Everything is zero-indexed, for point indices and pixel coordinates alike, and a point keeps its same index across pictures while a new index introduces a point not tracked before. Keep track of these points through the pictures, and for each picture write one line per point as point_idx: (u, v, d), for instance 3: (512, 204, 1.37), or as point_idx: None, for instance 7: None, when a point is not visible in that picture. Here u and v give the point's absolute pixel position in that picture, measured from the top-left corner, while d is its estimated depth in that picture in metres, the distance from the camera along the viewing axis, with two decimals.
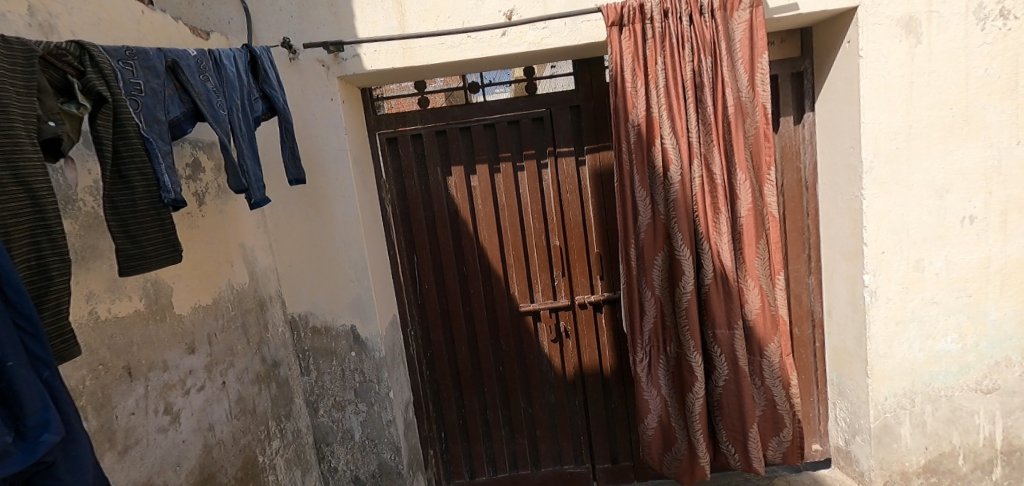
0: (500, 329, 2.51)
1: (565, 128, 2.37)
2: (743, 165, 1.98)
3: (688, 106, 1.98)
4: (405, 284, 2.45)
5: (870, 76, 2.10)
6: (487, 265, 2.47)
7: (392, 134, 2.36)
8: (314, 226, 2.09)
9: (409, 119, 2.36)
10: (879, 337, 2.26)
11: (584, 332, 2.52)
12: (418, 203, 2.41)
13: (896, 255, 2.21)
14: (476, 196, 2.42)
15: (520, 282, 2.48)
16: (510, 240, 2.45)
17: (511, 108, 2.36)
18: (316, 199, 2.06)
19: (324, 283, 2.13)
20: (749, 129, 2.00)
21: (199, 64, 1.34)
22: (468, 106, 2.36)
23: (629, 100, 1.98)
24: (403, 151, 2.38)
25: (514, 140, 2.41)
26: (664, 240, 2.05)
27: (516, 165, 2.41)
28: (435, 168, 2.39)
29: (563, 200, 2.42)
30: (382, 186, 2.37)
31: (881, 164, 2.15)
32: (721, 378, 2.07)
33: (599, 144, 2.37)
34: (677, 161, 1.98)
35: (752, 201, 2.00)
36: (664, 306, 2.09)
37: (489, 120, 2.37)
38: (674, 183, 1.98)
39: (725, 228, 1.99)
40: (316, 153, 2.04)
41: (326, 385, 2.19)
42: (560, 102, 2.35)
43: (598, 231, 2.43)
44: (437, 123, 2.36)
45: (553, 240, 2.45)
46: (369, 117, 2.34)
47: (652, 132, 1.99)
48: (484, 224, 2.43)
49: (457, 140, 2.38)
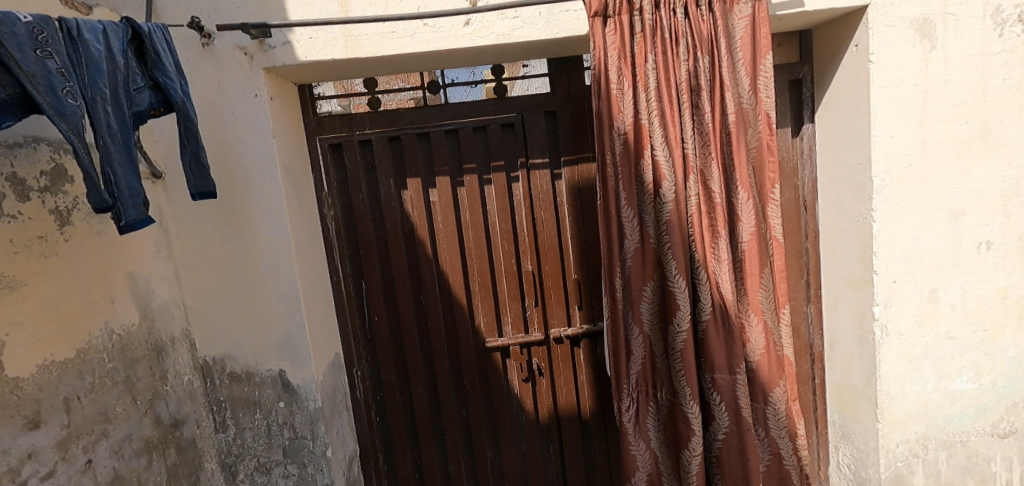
0: (464, 367, 2.16)
1: (539, 136, 2.06)
2: (745, 182, 1.70)
3: (683, 112, 1.68)
4: (351, 316, 2.07)
5: (881, 83, 1.85)
6: (448, 294, 2.12)
7: (336, 140, 2.01)
8: (233, 249, 1.71)
9: (356, 123, 2.01)
10: (890, 377, 2.00)
11: (560, 370, 2.20)
12: (367, 220, 2.05)
13: (909, 285, 1.96)
14: (436, 214, 2.08)
15: (488, 313, 2.14)
16: (475, 264, 2.11)
17: (477, 112, 2.04)
18: (237, 216, 1.69)
19: (247, 319, 1.74)
20: (751, 141, 1.72)
21: (35, 34, 1.04)
22: (426, 109, 2.02)
23: (614, 104, 1.69)
24: (349, 160, 2.02)
25: (481, 148, 2.08)
26: (653, 268, 1.76)
27: (482, 178, 2.09)
28: (388, 180, 2.04)
29: (537, 219, 2.10)
30: (324, 200, 2.01)
31: (893, 183, 1.90)
32: (720, 430, 1.78)
33: (577, 155, 2.08)
34: (670, 176, 1.68)
35: (755, 223, 1.72)
36: (654, 345, 1.79)
37: (451, 125, 2.04)
38: (667, 202, 1.68)
39: (725, 255, 1.70)
40: (236, 160, 1.68)
41: (247, 443, 1.79)
42: (533, 106, 2.05)
43: (576, 255, 2.13)
44: (390, 128, 2.02)
45: (526, 264, 2.13)
46: (307, 119, 1.97)
47: (642, 142, 1.69)
48: (445, 245, 2.09)
49: (413, 148, 2.04)
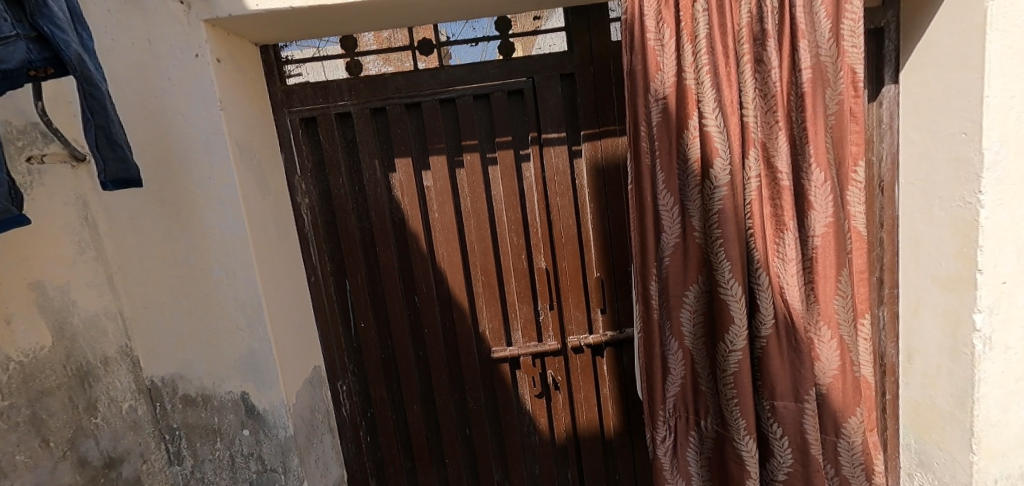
0: (466, 381, 1.83)
1: (554, 105, 1.70)
2: (823, 159, 1.30)
3: (742, 68, 1.29)
4: (334, 322, 1.76)
5: (1000, 28, 1.43)
6: (447, 295, 1.79)
7: (308, 113, 1.66)
8: (179, 248, 1.40)
9: (332, 92, 1.66)
10: (992, 400, 1.61)
11: (580, 384, 1.87)
12: (348, 210, 1.72)
13: (1021, 286, 1.56)
14: (431, 200, 1.74)
15: (493, 317, 1.81)
16: (478, 260, 1.77)
17: (478, 76, 1.68)
18: (180, 207, 1.38)
19: (200, 331, 1.44)
20: (829, 104, 1.32)
21: None
22: (416, 74, 1.66)
23: (651, 60, 1.31)
24: (325, 138, 1.68)
25: (483, 121, 1.73)
26: (698, 269, 1.39)
27: (485, 157, 1.73)
28: (372, 161, 1.70)
29: (551, 206, 1.75)
30: (297, 187, 1.68)
31: (1009, 158, 1.48)
32: (781, 470, 1.40)
33: (600, 128, 1.71)
34: (724, 151, 1.29)
35: (834, 212, 1.31)
36: (698, 362, 1.44)
37: (447, 94, 1.68)
38: (719, 185, 1.29)
39: (793, 253, 1.31)
40: (177, 138, 1.36)
41: (207, 478, 1.51)
42: (547, 68, 1.68)
43: (599, 248, 1.77)
44: (373, 98, 1.67)
45: (538, 260, 1.78)
46: (273, 87, 1.63)
47: (687, 108, 1.31)
48: (442, 237, 1.75)
49: (401, 121, 1.69)
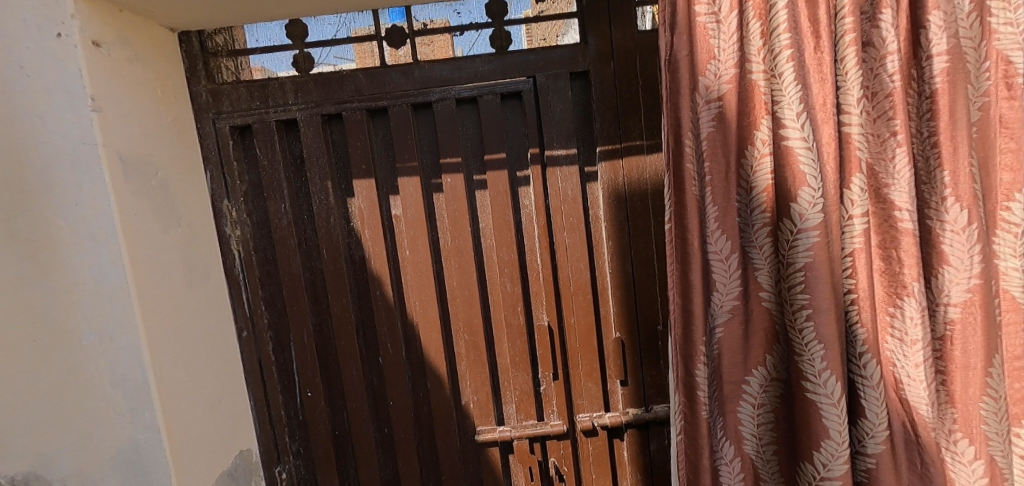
0: (444, 470, 1.41)
1: (562, 113, 1.30)
2: (968, 190, 0.85)
3: (842, 52, 0.85)
4: (272, 392, 1.35)
5: None
6: (419, 357, 1.38)
7: (240, 120, 1.28)
8: (34, 301, 0.96)
9: (273, 93, 1.28)
10: None
11: (593, 476, 1.42)
12: (292, 247, 1.32)
13: None
14: (400, 235, 1.35)
15: (480, 388, 1.38)
16: (460, 313, 1.36)
17: (463, 75, 1.29)
18: (37, 241, 0.95)
19: (65, 420, 1.00)
20: (971, 109, 0.88)
21: None
22: (383, 72, 1.28)
23: (700, 43, 0.89)
24: (262, 152, 1.29)
25: (469, 132, 1.34)
26: (765, 346, 0.98)
27: (471, 181, 1.34)
28: (324, 182, 1.31)
29: (556, 245, 1.34)
30: (225, 215, 1.30)
31: None
32: None
33: (621, 143, 1.30)
34: (815, 179, 0.84)
35: (983, 271, 0.87)
36: (762, 476, 1.01)
37: (423, 97, 1.29)
38: (811, 231, 0.84)
39: (919, 333, 0.87)
40: (30, 145, 0.93)
41: None
42: (553, 65, 1.29)
43: (618, 299, 1.35)
44: (326, 101, 1.29)
45: (539, 314, 1.36)
46: (196, 86, 1.26)
47: (752, 114, 0.90)
48: (415, 283, 1.35)
49: (362, 131, 1.30)
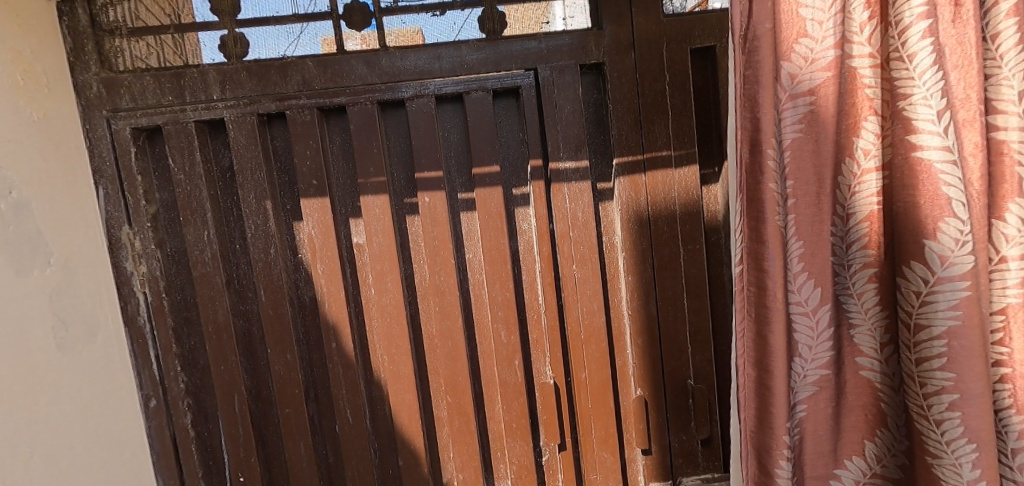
0: None
1: (571, 115, 1.03)
2: None
3: (995, 27, 0.60)
4: (192, 477, 1.03)
5: None
6: (390, 425, 1.08)
7: (145, 120, 0.96)
8: None
9: (191, 85, 0.97)
10: None
11: None
12: (219, 288, 1.00)
13: None
14: (364, 270, 1.05)
15: (466, 463, 1.09)
16: (441, 369, 1.07)
17: (445, 66, 1.01)
18: None
19: None
20: None
21: None
22: (340, 60, 0.99)
23: (785, 16, 0.64)
24: (175, 162, 0.98)
25: (452, 137, 1.05)
26: (864, 431, 0.72)
27: (455, 201, 1.06)
28: (263, 204, 1.00)
29: (563, 282, 1.07)
30: (124, 246, 0.98)
31: None
32: None
33: (644, 154, 1.05)
34: (965, 209, 0.57)
35: None
36: None
37: (393, 93, 1.01)
38: (961, 286, 0.58)
39: None
40: None
41: None
42: (559, 55, 1.02)
43: (638, 348, 1.10)
44: (264, 97, 0.99)
45: (541, 368, 1.09)
46: (84, 75, 0.95)
47: (853, 114, 0.66)
48: (382, 332, 1.05)
49: (313, 136, 1.00)
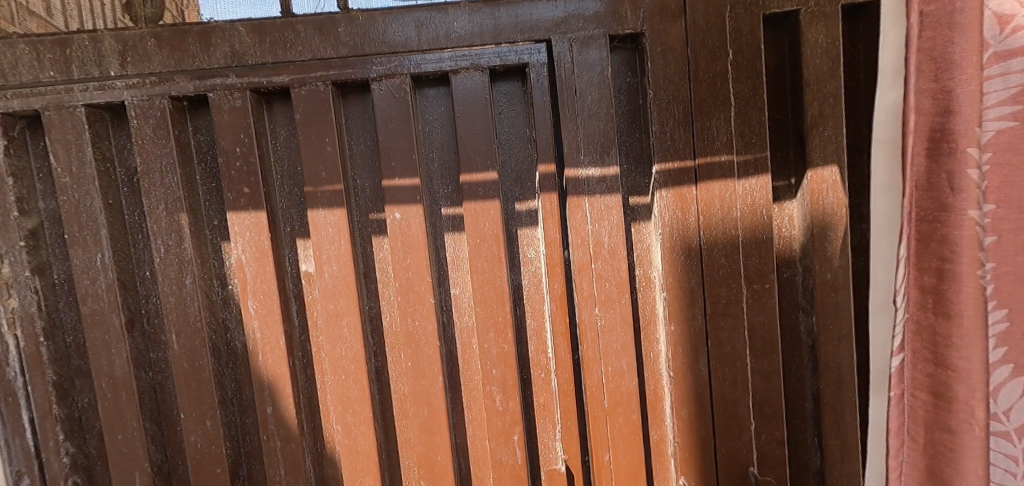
0: None
1: (596, 104, 0.75)
2: None
3: None
4: None
5: None
6: None
7: (19, 103, 0.71)
8: None
9: (80, 56, 0.72)
10: None
11: None
12: (115, 331, 0.74)
13: None
14: (313, 309, 0.78)
15: None
16: (414, 445, 0.79)
17: (426, 36, 0.74)
18: None
19: None
20: None
21: None
22: (283, 25, 0.73)
23: None
24: (57, 160, 0.72)
25: (434, 132, 0.78)
26: None
27: (437, 219, 0.79)
28: (177, 218, 0.74)
29: (581, 332, 0.78)
30: None
31: None
32: None
33: (696, 159, 0.77)
34: None
35: None
36: None
37: (354, 71, 0.74)
38: None
39: None
40: None
41: None
42: (581, 22, 0.74)
43: (683, 423, 0.80)
44: (179, 74, 0.73)
45: (549, 445, 0.81)
46: None
47: None
48: (335, 393, 0.78)
49: (245, 128, 0.74)
